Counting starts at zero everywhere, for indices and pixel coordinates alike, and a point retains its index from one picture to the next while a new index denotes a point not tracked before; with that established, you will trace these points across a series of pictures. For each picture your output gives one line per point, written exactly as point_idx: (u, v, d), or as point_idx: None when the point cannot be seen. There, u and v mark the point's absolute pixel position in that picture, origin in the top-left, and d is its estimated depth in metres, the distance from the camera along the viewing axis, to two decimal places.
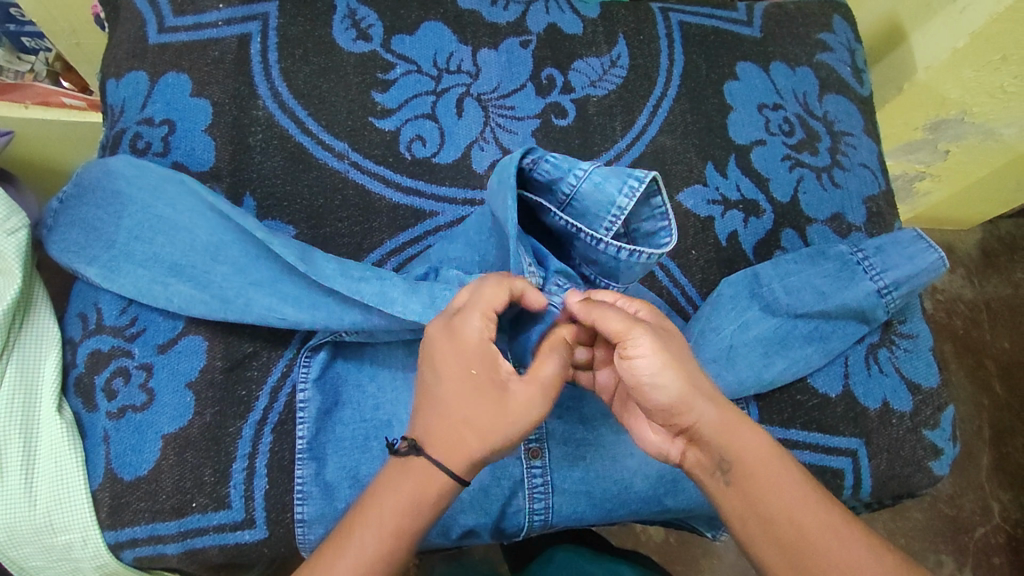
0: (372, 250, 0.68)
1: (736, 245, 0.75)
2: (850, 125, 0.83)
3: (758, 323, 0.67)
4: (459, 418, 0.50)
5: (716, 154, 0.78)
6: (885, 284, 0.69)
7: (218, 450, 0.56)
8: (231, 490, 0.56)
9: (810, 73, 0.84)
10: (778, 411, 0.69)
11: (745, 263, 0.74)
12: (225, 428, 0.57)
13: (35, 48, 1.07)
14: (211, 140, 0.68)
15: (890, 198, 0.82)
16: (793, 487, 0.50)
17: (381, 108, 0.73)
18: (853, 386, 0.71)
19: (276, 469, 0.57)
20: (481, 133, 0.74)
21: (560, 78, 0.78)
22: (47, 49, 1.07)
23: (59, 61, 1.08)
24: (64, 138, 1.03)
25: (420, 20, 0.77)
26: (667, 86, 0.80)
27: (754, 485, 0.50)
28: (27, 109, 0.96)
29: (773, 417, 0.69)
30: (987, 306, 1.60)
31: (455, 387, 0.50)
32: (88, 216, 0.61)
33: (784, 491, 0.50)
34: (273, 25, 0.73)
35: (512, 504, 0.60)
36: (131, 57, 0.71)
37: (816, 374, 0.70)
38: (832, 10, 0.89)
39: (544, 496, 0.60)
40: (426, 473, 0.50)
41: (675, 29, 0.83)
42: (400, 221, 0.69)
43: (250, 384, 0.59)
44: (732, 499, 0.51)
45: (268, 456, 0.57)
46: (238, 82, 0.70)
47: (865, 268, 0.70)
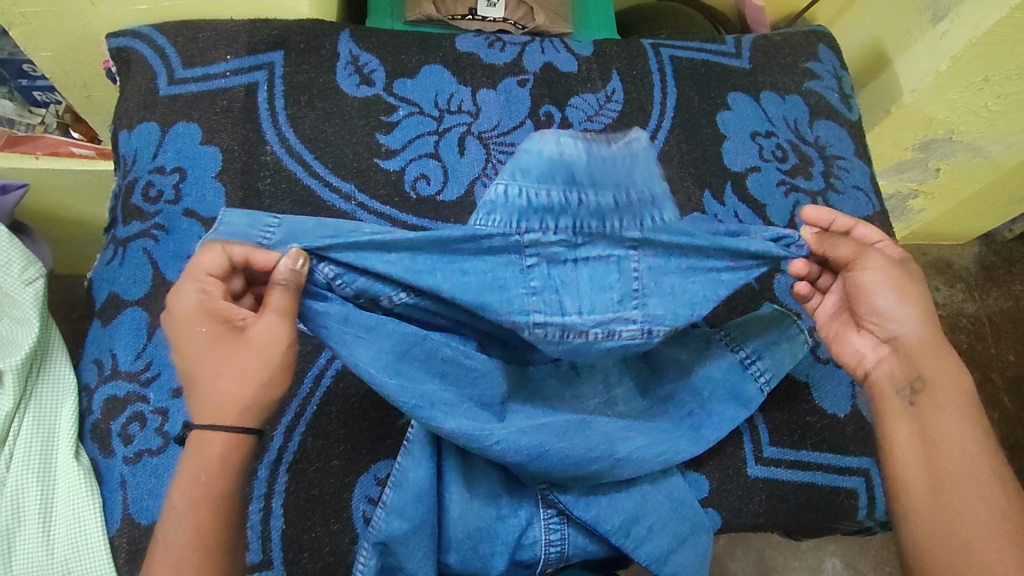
0: None
1: None
2: (841, 150, 0.85)
3: (626, 399, 0.63)
4: (222, 378, 0.50)
5: (713, 182, 0.80)
6: (746, 353, 0.66)
7: None
8: (248, 532, 0.56)
9: (800, 101, 0.87)
10: (788, 433, 0.68)
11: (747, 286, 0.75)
12: None
13: (45, 101, 1.10)
14: (221, 186, 0.70)
15: (885, 218, 0.84)
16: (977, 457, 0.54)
17: (386, 149, 0.75)
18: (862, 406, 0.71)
19: (292, 509, 0.57)
20: (484, 169, 0.76)
21: (558, 115, 0.81)
22: (57, 102, 1.10)
23: (68, 112, 1.11)
24: (74, 188, 1.06)
25: (420, 64, 0.80)
26: (661, 118, 0.82)
27: (934, 408, 0.56)
28: (39, 160, 0.99)
29: (783, 439, 0.67)
30: (990, 320, 1.62)
31: (199, 352, 0.50)
32: (120, 277, 0.65)
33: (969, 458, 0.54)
34: (279, 74, 0.76)
35: (528, 535, 0.60)
36: (143, 109, 0.73)
37: (821, 394, 0.69)
38: (817, 40, 0.92)
39: (559, 527, 0.60)
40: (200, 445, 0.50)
41: (667, 63, 0.86)
42: None
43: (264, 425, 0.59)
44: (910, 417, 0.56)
45: (284, 496, 0.57)
46: (246, 130, 0.73)
47: (725, 338, 0.67)
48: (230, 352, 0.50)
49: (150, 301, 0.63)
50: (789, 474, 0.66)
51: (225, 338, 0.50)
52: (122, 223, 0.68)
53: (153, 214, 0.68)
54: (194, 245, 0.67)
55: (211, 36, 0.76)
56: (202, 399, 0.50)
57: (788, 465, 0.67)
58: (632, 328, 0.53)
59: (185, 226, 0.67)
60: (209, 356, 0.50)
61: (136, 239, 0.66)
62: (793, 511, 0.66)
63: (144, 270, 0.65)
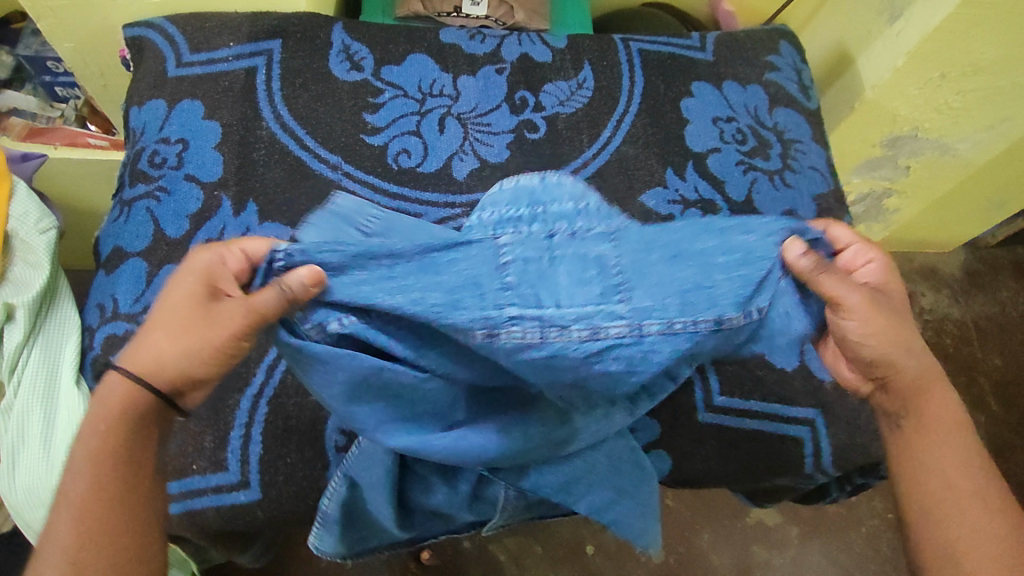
0: None
1: None
2: (799, 134, 0.91)
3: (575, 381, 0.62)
4: (171, 335, 0.54)
5: (675, 161, 0.86)
6: None
7: (217, 420, 0.63)
8: (229, 455, 0.62)
9: (760, 90, 0.93)
10: (739, 386, 0.73)
11: None
12: (225, 400, 0.63)
13: (66, 96, 1.19)
14: (220, 155, 0.76)
15: (840, 197, 0.89)
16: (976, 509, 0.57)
17: (372, 127, 0.82)
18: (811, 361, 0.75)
19: (270, 437, 0.63)
20: (461, 146, 0.82)
21: (532, 99, 0.87)
22: (77, 96, 1.19)
23: (86, 106, 1.19)
24: (87, 176, 1.13)
25: (406, 53, 0.87)
26: (629, 104, 0.89)
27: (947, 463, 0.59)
28: (58, 150, 1.08)
29: (734, 391, 0.73)
30: (976, 325, 1.71)
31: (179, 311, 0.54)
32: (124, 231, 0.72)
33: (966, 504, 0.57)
34: (277, 59, 0.83)
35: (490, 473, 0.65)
36: (153, 89, 0.81)
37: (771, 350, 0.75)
38: (779, 37, 0.99)
39: None
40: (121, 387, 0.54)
41: (635, 55, 0.92)
42: None
43: (248, 362, 0.64)
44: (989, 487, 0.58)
45: (263, 425, 0.63)
46: (244, 107, 0.80)
47: None
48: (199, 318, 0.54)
49: (150, 254, 0.70)
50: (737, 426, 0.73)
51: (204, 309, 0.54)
52: (129, 186, 0.75)
53: (157, 178, 0.75)
54: (193, 206, 0.73)
55: (217, 26, 0.84)
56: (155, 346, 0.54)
57: (736, 414, 0.73)
58: (617, 324, 0.51)
59: (185, 190, 0.74)
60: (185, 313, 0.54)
61: (141, 200, 0.73)
62: (742, 457, 0.72)
63: (146, 226, 0.72)
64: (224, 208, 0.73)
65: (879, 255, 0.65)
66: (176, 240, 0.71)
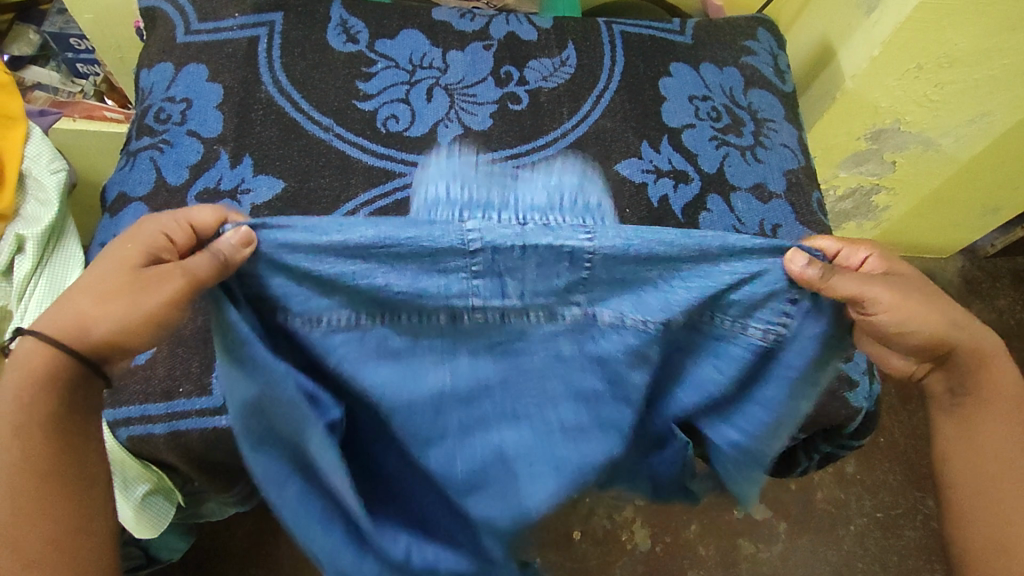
0: (348, 201, 0.80)
1: (666, 206, 0.85)
2: (772, 114, 0.95)
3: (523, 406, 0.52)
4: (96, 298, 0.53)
5: (651, 134, 0.90)
6: None
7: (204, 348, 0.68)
8: (213, 379, 0.66)
9: (736, 72, 0.97)
10: None
11: (674, 220, 0.84)
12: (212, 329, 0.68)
13: (87, 73, 1.25)
14: (220, 114, 0.82)
15: (810, 173, 0.93)
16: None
17: (364, 94, 0.87)
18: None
19: None
20: (447, 114, 0.88)
21: (516, 74, 0.92)
22: (96, 73, 1.26)
23: (105, 82, 1.26)
24: (102, 147, 1.19)
25: (400, 28, 0.93)
26: (609, 81, 0.94)
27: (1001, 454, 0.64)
28: (76, 122, 1.15)
29: None
30: None
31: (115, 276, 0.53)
32: (128, 178, 0.78)
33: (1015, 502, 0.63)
34: (278, 30, 0.89)
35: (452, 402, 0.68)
36: (162, 52, 0.87)
37: None
38: (758, 24, 1.03)
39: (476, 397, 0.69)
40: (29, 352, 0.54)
41: (617, 37, 0.97)
42: (373, 179, 0.82)
43: None
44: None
45: None
46: (245, 72, 0.85)
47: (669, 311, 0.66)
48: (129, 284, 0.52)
49: (150, 198, 0.76)
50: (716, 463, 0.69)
51: (134, 277, 0.52)
52: (135, 138, 0.81)
53: (161, 132, 0.80)
54: (193, 158, 0.79)
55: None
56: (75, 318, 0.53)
57: None
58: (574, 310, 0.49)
59: (186, 143, 0.80)
60: (111, 284, 0.53)
61: (145, 151, 0.79)
62: None
63: (148, 173, 0.77)
64: (221, 160, 0.79)
65: (871, 248, 0.63)
66: (176, 187, 0.77)
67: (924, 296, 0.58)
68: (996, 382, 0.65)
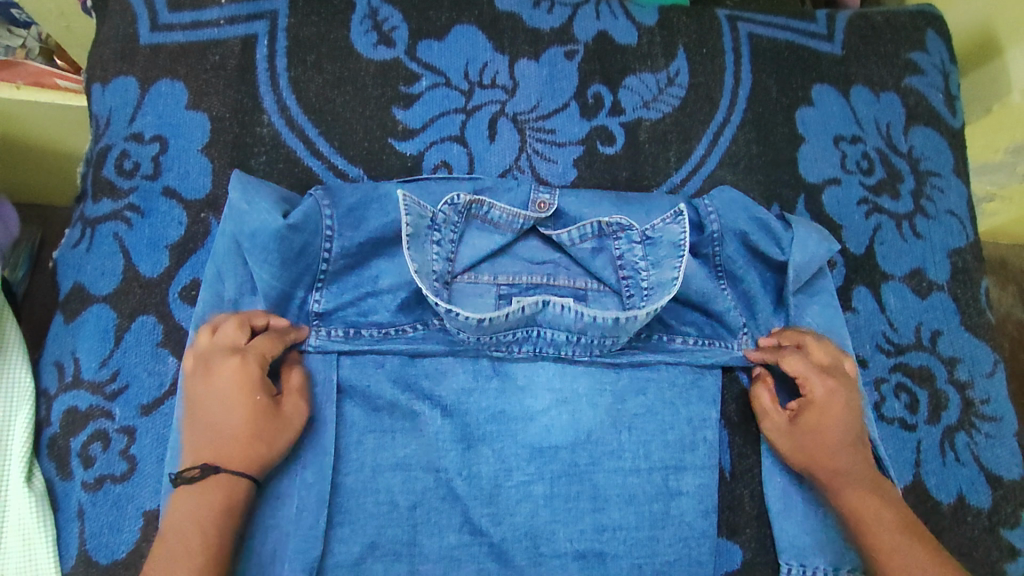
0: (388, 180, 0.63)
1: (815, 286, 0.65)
2: (937, 164, 0.72)
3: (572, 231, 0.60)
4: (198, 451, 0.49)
5: (783, 194, 0.68)
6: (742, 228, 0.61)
7: None
8: None
9: (896, 100, 0.72)
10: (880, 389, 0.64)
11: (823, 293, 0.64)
12: None
13: (26, 22, 0.90)
14: (208, 163, 0.60)
15: (979, 251, 0.71)
16: (908, 539, 0.52)
17: (403, 129, 0.64)
18: (925, 476, 0.62)
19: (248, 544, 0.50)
20: (517, 160, 0.65)
21: (609, 97, 0.68)
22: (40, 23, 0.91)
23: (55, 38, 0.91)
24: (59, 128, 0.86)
25: (451, 23, 0.67)
26: (731, 110, 0.69)
27: (846, 505, 0.55)
28: (21, 90, 0.79)
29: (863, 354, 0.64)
30: None
31: (226, 398, 0.50)
32: (84, 266, 0.56)
33: (882, 533, 0.53)
34: (284, 25, 0.64)
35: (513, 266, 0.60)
36: (119, 59, 0.62)
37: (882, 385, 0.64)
38: (926, 23, 0.76)
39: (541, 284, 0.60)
40: (219, 484, 0.48)
41: (743, 42, 0.71)
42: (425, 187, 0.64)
43: None
44: (882, 532, 0.53)
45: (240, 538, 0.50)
46: (240, 93, 0.62)
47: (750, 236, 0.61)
48: (265, 427, 0.50)
49: (119, 299, 0.55)
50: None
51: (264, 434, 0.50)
52: (92, 198, 0.59)
53: (125, 192, 0.58)
54: (175, 233, 0.57)
55: None
56: (206, 440, 0.49)
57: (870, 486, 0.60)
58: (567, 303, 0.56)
59: (162, 209, 0.58)
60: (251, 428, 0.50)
61: (106, 222, 0.57)
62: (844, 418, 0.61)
63: (114, 259, 0.56)
64: (211, 237, 0.57)
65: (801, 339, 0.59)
66: (152, 281, 0.56)
67: (839, 419, 0.56)
68: (826, 427, 0.56)
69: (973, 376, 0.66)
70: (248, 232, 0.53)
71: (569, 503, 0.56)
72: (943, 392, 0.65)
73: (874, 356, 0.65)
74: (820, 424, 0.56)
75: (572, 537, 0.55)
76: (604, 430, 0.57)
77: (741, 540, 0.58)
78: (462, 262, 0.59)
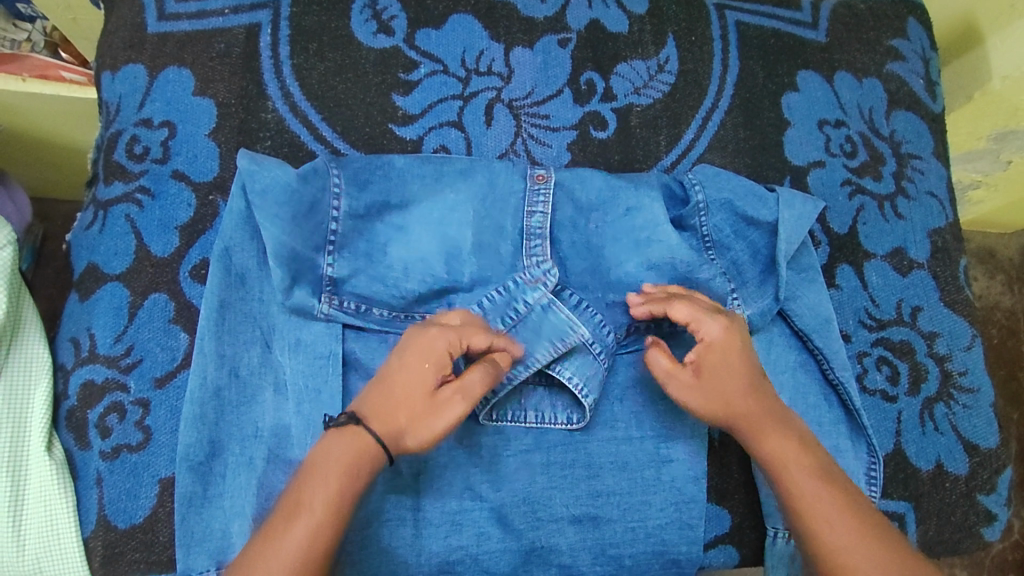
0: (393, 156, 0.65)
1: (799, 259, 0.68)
2: (918, 147, 0.74)
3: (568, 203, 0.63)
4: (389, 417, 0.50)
5: (770, 176, 0.70)
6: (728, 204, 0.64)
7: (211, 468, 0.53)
8: (197, 543, 0.51)
9: (879, 86, 0.75)
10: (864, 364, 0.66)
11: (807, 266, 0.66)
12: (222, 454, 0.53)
13: (31, 15, 0.94)
14: (215, 146, 0.62)
15: (958, 231, 0.73)
16: (819, 477, 0.53)
17: (403, 114, 0.66)
18: (905, 444, 0.65)
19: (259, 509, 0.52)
20: (512, 145, 0.67)
21: (601, 84, 0.70)
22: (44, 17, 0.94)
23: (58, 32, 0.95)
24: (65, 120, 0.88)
25: (448, 12, 0.69)
26: (719, 96, 0.72)
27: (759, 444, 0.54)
28: (25, 82, 0.81)
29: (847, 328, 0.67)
30: None
31: (405, 377, 0.51)
32: (97, 247, 0.59)
33: (795, 470, 0.53)
34: (286, 14, 0.67)
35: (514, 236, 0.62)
36: (128, 48, 0.64)
37: (865, 358, 0.66)
38: (907, 11, 0.79)
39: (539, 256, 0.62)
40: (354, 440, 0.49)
41: (731, 30, 0.74)
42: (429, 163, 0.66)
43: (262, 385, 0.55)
44: (793, 470, 0.53)
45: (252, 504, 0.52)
46: (245, 80, 0.64)
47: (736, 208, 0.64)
48: (422, 412, 0.50)
49: (132, 277, 0.57)
50: (821, 337, 0.63)
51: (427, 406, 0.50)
52: (104, 182, 0.61)
53: (136, 175, 0.60)
54: (184, 216, 0.60)
55: None
56: (382, 408, 0.50)
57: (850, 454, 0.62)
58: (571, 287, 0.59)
59: (172, 191, 0.60)
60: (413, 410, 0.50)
61: (118, 204, 0.59)
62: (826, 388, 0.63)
63: (127, 240, 0.58)
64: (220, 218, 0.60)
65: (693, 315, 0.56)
66: (163, 260, 0.58)
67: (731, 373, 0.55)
68: (728, 383, 0.55)
69: (951, 349, 0.68)
70: (259, 188, 0.56)
71: (565, 470, 0.58)
72: (924, 364, 0.67)
73: (857, 331, 0.67)
74: (720, 375, 0.55)
75: (568, 503, 0.58)
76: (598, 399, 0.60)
77: (729, 505, 0.61)
78: (465, 229, 0.61)
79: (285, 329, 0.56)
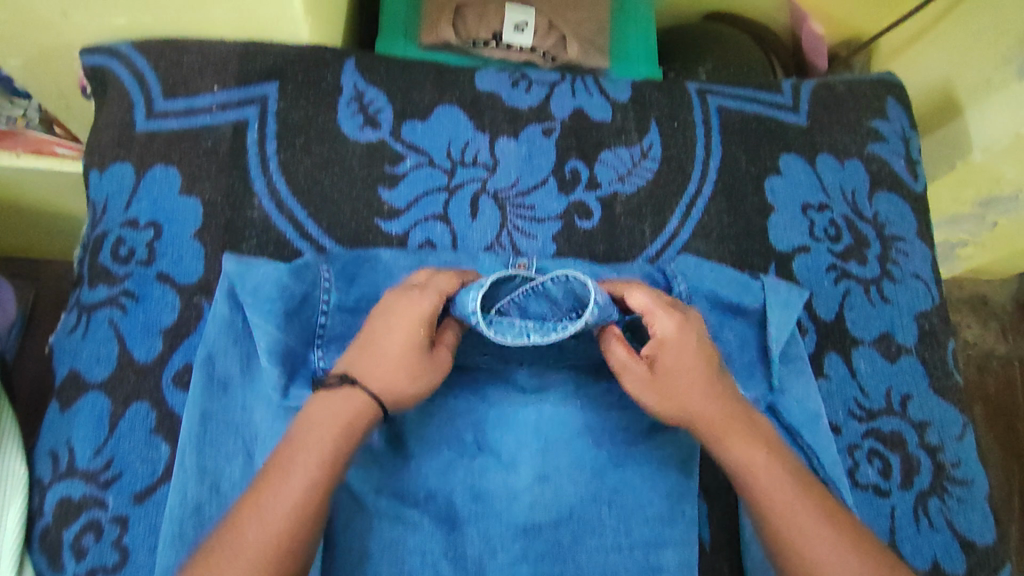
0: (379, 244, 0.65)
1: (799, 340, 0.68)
2: (902, 229, 0.75)
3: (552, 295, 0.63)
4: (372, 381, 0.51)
5: (754, 263, 0.71)
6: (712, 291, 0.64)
7: None
8: None
9: (861, 167, 0.76)
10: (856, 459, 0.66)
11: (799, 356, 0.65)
12: None
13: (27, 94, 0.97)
14: (201, 247, 0.62)
15: (946, 313, 0.73)
16: (785, 482, 0.51)
17: (388, 208, 0.67)
18: (899, 542, 0.64)
19: None
20: (498, 236, 0.68)
21: (586, 172, 0.71)
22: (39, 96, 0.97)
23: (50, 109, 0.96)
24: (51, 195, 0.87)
25: (433, 104, 0.70)
26: (702, 182, 0.72)
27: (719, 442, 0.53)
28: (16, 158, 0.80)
29: (837, 421, 0.66)
30: None
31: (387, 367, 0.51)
32: (79, 355, 0.58)
33: (762, 475, 0.51)
34: (273, 108, 0.67)
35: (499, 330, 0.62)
36: (116, 146, 0.65)
37: (856, 453, 0.66)
38: (886, 90, 0.80)
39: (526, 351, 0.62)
40: (344, 399, 0.50)
41: (713, 115, 0.75)
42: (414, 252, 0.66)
43: None
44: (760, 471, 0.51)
45: None
46: (231, 178, 0.65)
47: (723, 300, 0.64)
48: (416, 364, 0.51)
49: (113, 386, 0.57)
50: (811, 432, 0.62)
51: (419, 370, 0.51)
52: (87, 285, 0.61)
53: (120, 279, 0.60)
54: (168, 318, 0.60)
55: (197, 60, 0.67)
56: (367, 366, 0.51)
57: None
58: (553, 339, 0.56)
59: (156, 294, 0.60)
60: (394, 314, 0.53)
61: (102, 308, 0.59)
62: None
63: (109, 346, 0.58)
64: (203, 322, 0.60)
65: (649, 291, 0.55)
66: (145, 367, 0.58)
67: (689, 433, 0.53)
68: (686, 397, 0.53)
69: (943, 439, 0.67)
70: (249, 288, 0.56)
71: None
72: (916, 457, 0.66)
73: (846, 422, 0.67)
74: None
75: None
76: (586, 504, 0.59)
77: None
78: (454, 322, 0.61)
79: (266, 439, 0.55)
